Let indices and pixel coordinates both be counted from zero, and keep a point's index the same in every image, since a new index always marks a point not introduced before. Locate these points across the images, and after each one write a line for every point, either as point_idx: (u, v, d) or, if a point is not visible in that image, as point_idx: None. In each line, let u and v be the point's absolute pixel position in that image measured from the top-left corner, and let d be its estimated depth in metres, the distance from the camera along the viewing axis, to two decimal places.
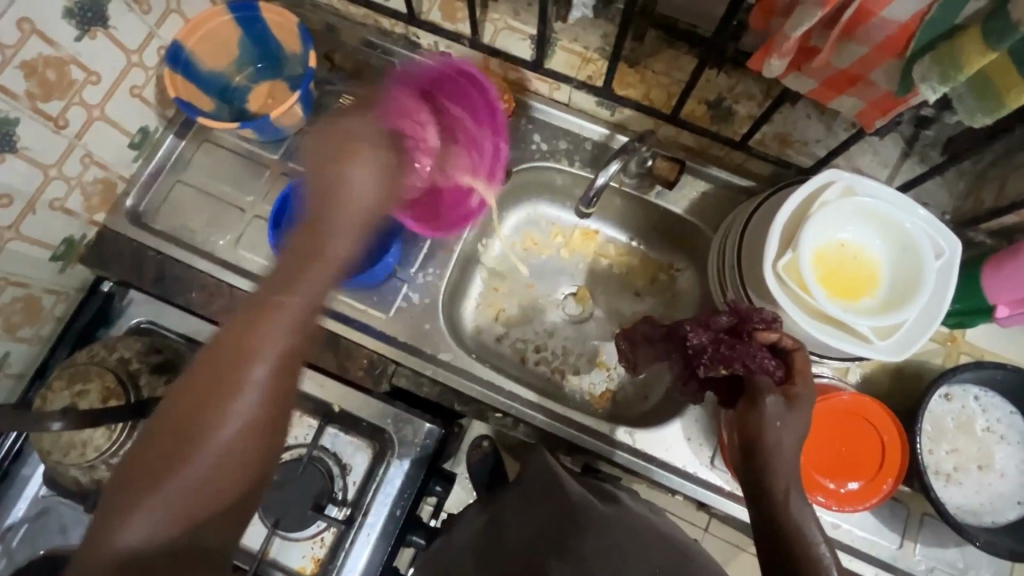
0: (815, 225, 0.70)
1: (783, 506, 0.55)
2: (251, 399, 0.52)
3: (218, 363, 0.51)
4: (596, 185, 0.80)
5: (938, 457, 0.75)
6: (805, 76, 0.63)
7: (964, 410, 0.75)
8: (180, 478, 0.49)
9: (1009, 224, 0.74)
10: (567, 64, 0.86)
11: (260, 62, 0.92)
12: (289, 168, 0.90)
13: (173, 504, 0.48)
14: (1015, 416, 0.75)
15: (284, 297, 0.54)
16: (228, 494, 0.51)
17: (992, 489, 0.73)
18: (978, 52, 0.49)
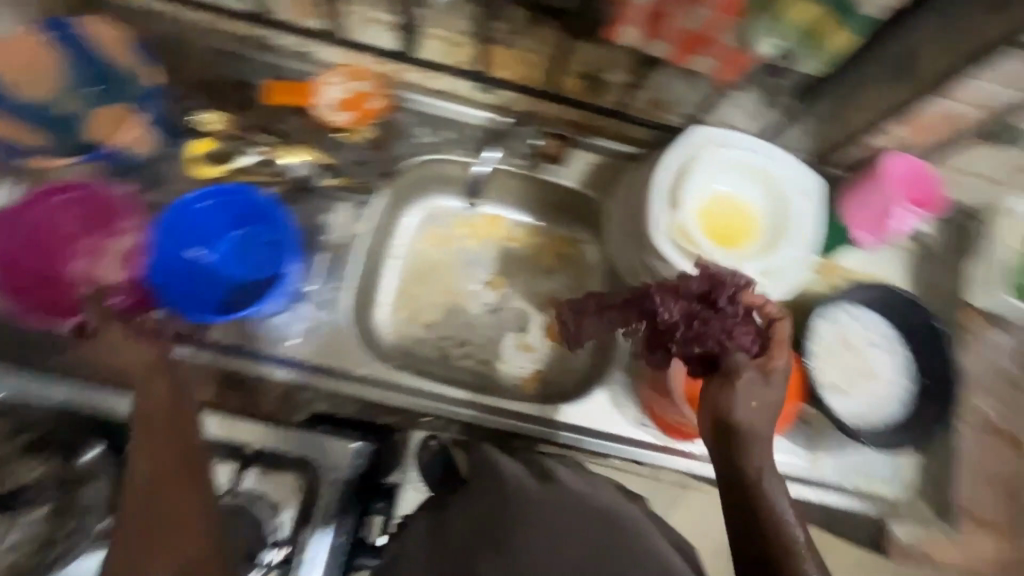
0: (693, 181, 0.74)
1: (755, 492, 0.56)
2: (165, 513, 0.54)
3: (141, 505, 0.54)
4: None
5: (830, 374, 0.82)
6: (661, 40, 0.72)
7: (846, 328, 0.84)
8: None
9: (857, 156, 0.82)
10: (440, 52, 0.83)
11: (98, 85, 0.80)
12: (151, 199, 0.82)
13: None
14: (886, 326, 0.85)
15: (148, 437, 0.59)
16: None
17: (877, 392, 0.83)
18: None
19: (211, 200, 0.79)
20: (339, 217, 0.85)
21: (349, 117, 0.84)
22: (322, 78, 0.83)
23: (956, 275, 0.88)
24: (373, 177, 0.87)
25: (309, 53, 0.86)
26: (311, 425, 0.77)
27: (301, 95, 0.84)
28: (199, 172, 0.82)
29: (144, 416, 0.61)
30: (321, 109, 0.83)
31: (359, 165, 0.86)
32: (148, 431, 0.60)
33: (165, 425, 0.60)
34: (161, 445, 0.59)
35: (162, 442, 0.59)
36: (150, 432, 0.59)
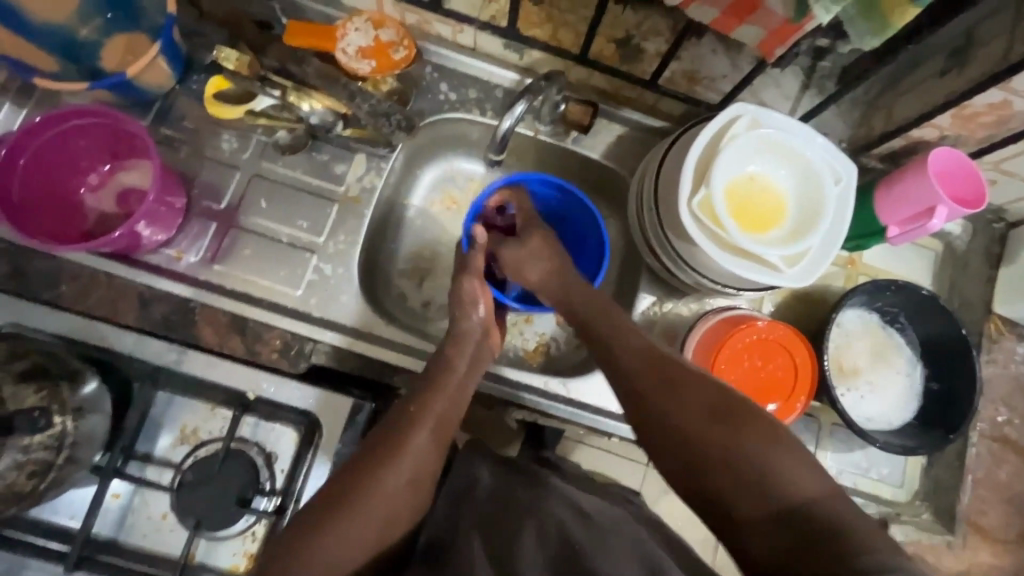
0: (725, 158, 0.71)
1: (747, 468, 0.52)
2: (415, 456, 0.61)
3: (386, 439, 0.61)
4: (502, 129, 0.76)
5: (876, 405, 0.80)
6: (706, 4, 0.60)
7: (851, 337, 0.82)
8: (349, 520, 0.56)
9: (896, 147, 0.78)
10: (467, 4, 0.78)
11: (110, 11, 0.76)
12: (161, 134, 0.80)
13: (340, 553, 0.54)
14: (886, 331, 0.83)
15: (428, 390, 0.66)
16: (391, 513, 0.58)
17: (890, 352, 0.82)
18: (899, 5, 0.50)
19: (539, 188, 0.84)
20: (353, 169, 0.82)
21: (371, 65, 0.79)
22: (346, 21, 0.79)
23: (985, 283, 0.86)
24: (393, 130, 0.80)
25: None
26: (313, 379, 0.76)
27: (323, 38, 0.79)
28: (211, 110, 0.78)
29: (441, 373, 0.68)
30: (344, 56, 0.78)
31: (376, 115, 0.79)
32: (434, 392, 0.66)
33: (447, 393, 0.67)
34: (438, 405, 0.65)
35: (441, 402, 0.66)
36: (437, 390, 0.66)
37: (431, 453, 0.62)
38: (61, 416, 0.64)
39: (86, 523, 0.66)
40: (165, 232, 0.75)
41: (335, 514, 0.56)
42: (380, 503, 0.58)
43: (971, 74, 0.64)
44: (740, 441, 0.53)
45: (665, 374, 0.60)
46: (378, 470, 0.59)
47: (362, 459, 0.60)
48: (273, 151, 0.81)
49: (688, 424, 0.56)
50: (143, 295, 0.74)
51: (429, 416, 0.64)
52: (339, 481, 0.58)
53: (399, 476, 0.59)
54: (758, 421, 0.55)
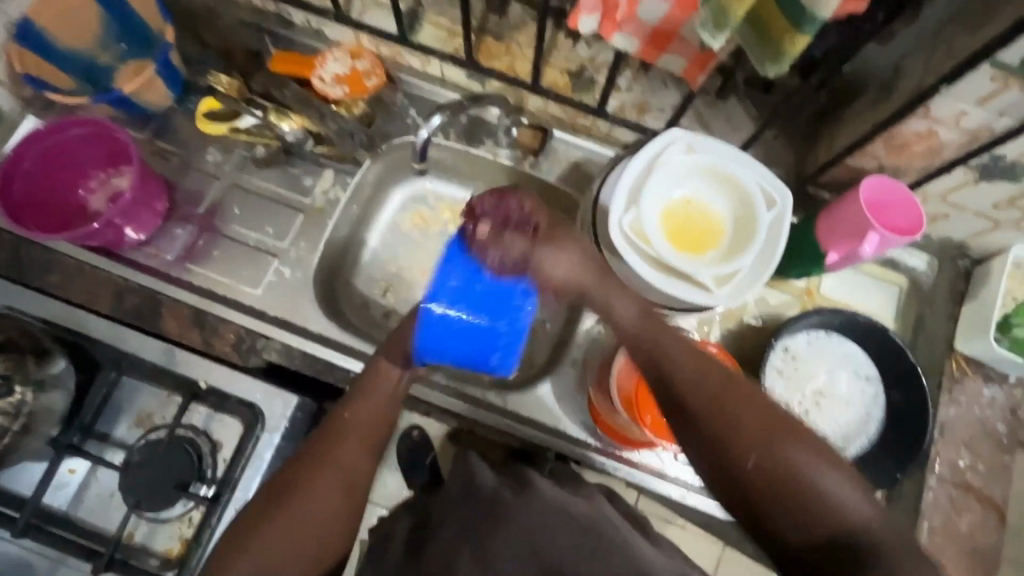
0: (656, 181, 0.73)
1: (807, 461, 0.54)
2: (340, 470, 0.67)
3: (314, 451, 0.68)
4: (420, 138, 0.79)
5: (840, 423, 0.78)
6: (626, 34, 0.62)
7: (798, 360, 0.79)
8: (277, 529, 0.62)
9: (840, 178, 0.78)
10: (434, 38, 0.87)
11: (126, 43, 0.89)
12: (156, 146, 0.89)
13: (270, 558, 0.60)
14: (840, 349, 0.80)
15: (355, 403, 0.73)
16: (323, 523, 0.64)
17: (824, 363, 0.80)
18: (789, 36, 0.53)
19: (463, 276, 0.67)
20: (321, 183, 0.89)
21: (344, 90, 0.87)
22: (325, 53, 0.88)
23: (948, 321, 0.83)
24: (356, 147, 0.89)
25: (319, 31, 0.91)
26: (261, 375, 0.82)
27: (302, 66, 0.88)
28: (200, 126, 0.86)
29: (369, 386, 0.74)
30: (319, 80, 0.87)
31: (343, 134, 0.87)
32: (361, 398, 0.73)
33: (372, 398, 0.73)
34: (364, 413, 0.72)
35: (365, 408, 0.73)
36: (361, 393, 0.73)
37: (357, 462, 0.69)
38: (22, 388, 0.70)
39: (37, 492, 0.71)
40: (145, 232, 0.83)
41: (269, 515, 0.62)
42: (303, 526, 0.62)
43: (896, 102, 0.65)
44: (798, 451, 0.54)
45: (722, 384, 0.59)
46: (303, 482, 0.65)
47: (295, 474, 0.66)
48: (250, 165, 0.89)
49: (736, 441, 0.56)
50: (119, 286, 0.82)
51: (349, 430, 0.70)
52: (261, 503, 0.64)
53: (327, 487, 0.66)
54: (801, 429, 0.56)
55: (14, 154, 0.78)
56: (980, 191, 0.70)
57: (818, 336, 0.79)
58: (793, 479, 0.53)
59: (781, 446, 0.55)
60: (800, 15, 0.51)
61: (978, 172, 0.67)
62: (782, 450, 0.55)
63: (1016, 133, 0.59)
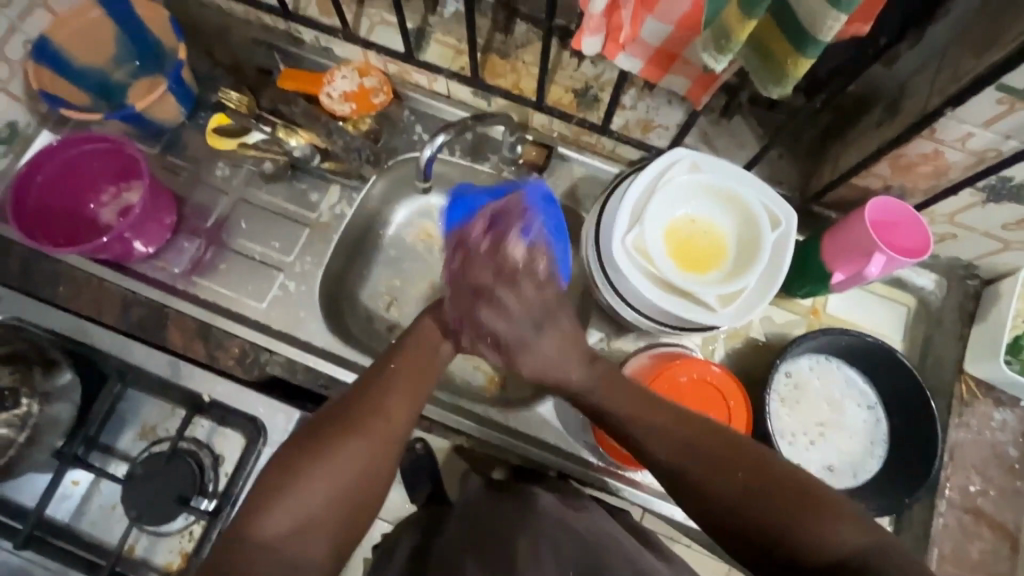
0: (660, 199, 0.73)
1: (786, 523, 0.52)
2: (389, 421, 0.62)
3: (360, 397, 0.63)
4: (423, 157, 0.79)
5: (848, 448, 0.78)
6: (630, 55, 0.62)
7: (801, 385, 0.79)
8: (321, 476, 0.57)
9: (846, 198, 0.77)
10: (441, 56, 0.89)
11: (140, 60, 0.91)
12: (166, 161, 0.90)
13: (314, 501, 0.56)
14: (844, 374, 0.80)
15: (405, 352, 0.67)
16: (367, 475, 0.59)
17: (826, 388, 0.80)
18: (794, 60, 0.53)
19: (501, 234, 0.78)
20: (327, 198, 0.90)
21: (351, 107, 0.88)
22: (335, 69, 0.89)
23: (957, 342, 0.81)
24: (362, 163, 0.89)
25: (329, 49, 0.93)
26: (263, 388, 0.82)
27: (311, 83, 0.89)
28: (212, 142, 0.89)
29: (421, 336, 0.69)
30: (327, 98, 0.88)
31: (349, 150, 0.89)
32: (411, 351, 0.68)
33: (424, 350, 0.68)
34: (414, 365, 0.67)
35: (417, 359, 0.67)
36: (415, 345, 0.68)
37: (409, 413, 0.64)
38: (29, 400, 0.71)
39: (39, 503, 0.72)
40: (153, 245, 0.84)
41: (313, 456, 0.58)
42: (340, 475, 0.57)
43: (901, 123, 0.65)
44: (774, 516, 0.53)
45: (686, 445, 0.58)
46: (349, 429, 0.60)
47: (340, 417, 0.61)
48: (258, 180, 0.90)
49: (738, 505, 0.55)
50: (126, 299, 0.83)
51: (399, 378, 0.65)
52: (301, 443, 0.59)
53: (374, 436, 0.60)
54: (793, 491, 0.54)
55: (27, 170, 0.79)
56: (988, 212, 0.69)
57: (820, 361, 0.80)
58: (773, 540, 0.53)
59: (755, 508, 0.54)
60: (804, 39, 0.51)
61: (986, 194, 0.66)
62: (756, 510, 0.54)
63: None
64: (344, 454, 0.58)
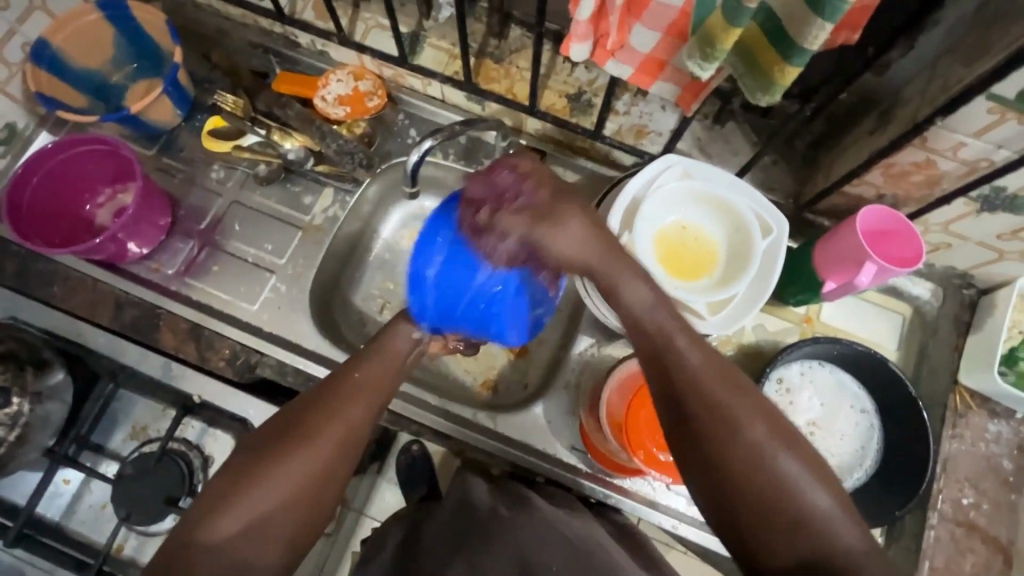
0: (650, 205, 0.73)
1: (809, 506, 0.48)
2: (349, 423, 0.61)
3: (319, 398, 0.62)
4: (410, 164, 0.79)
5: (835, 455, 0.77)
6: (620, 62, 0.62)
7: (793, 390, 0.79)
8: (276, 479, 0.56)
9: (840, 205, 0.77)
10: (435, 60, 0.89)
11: (138, 62, 0.92)
12: (163, 163, 0.91)
13: (268, 506, 0.55)
14: (839, 381, 0.79)
15: (368, 354, 0.67)
16: (322, 479, 0.58)
17: (819, 394, 0.79)
18: (781, 68, 0.52)
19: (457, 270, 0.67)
20: (321, 201, 0.90)
21: (345, 111, 0.89)
22: (329, 73, 0.89)
23: (953, 352, 0.80)
24: (355, 167, 0.89)
25: (324, 53, 0.93)
26: (253, 390, 0.82)
27: (307, 87, 0.90)
28: (206, 144, 0.90)
29: (384, 342, 0.69)
30: (321, 101, 0.89)
31: (342, 154, 0.88)
32: (375, 352, 0.68)
33: (388, 353, 0.68)
34: (376, 368, 0.66)
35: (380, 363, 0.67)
36: (376, 348, 0.68)
37: (369, 414, 0.63)
38: (20, 398, 0.71)
39: (29, 502, 0.72)
40: (148, 246, 0.85)
41: (268, 460, 0.57)
42: (294, 476, 0.57)
43: (892, 131, 0.64)
44: (799, 498, 0.49)
45: (724, 401, 0.52)
46: (303, 433, 0.59)
47: (295, 419, 0.60)
48: (253, 182, 0.90)
49: (733, 408, 0.52)
50: (120, 299, 0.83)
51: (358, 381, 0.64)
52: (259, 445, 0.59)
53: (331, 440, 0.59)
54: (817, 468, 0.50)
55: (22, 171, 0.80)
56: (982, 222, 0.68)
57: (812, 367, 0.79)
58: (786, 523, 0.48)
59: (779, 486, 0.49)
60: (789, 47, 0.50)
61: (980, 203, 0.66)
62: (776, 486, 0.49)
63: (1016, 165, 0.58)
64: (297, 459, 0.57)
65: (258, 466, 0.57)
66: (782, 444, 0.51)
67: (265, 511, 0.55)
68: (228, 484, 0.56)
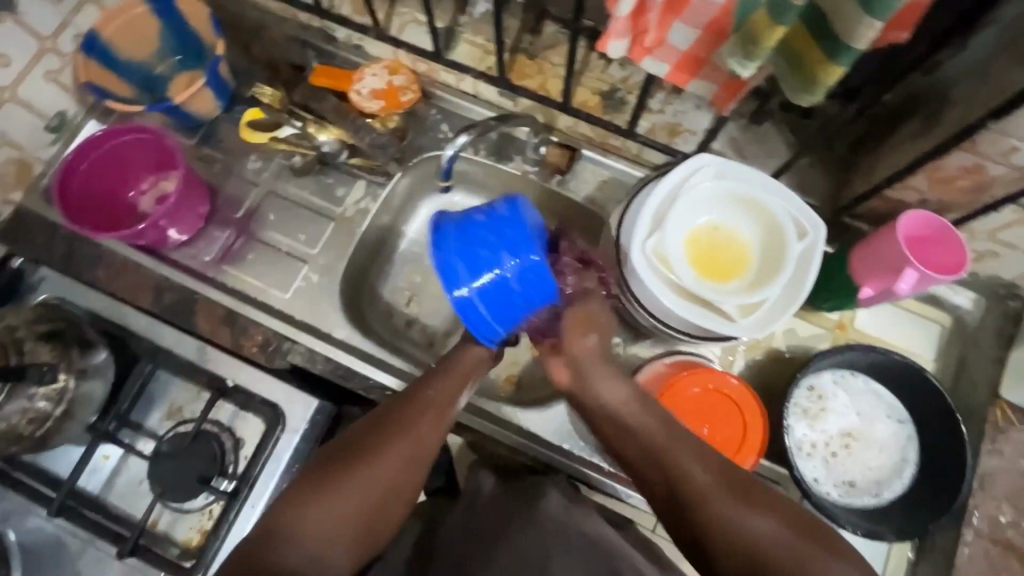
0: (683, 204, 0.72)
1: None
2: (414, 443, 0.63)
3: (387, 417, 0.65)
4: (444, 156, 0.80)
5: (870, 468, 0.75)
6: (656, 59, 0.61)
7: (826, 399, 0.77)
8: (342, 493, 0.59)
9: (879, 210, 0.75)
10: (469, 56, 0.89)
11: (181, 54, 0.95)
12: (203, 153, 0.94)
13: (335, 516, 0.58)
14: (873, 391, 0.78)
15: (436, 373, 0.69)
16: (385, 496, 0.61)
17: (851, 404, 0.77)
18: (824, 68, 0.51)
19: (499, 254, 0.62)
20: (353, 193, 0.92)
21: (380, 105, 0.90)
22: (364, 67, 0.91)
23: (993, 365, 0.78)
24: (388, 160, 0.91)
25: (360, 47, 0.95)
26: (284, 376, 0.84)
27: (340, 80, 0.91)
28: (244, 136, 0.89)
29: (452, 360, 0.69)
30: (356, 95, 0.90)
31: (375, 147, 0.91)
32: (445, 371, 0.68)
33: (458, 372, 0.68)
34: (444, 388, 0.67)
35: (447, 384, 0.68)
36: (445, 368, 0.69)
37: (434, 436, 0.65)
38: (66, 374, 0.74)
39: (73, 474, 0.76)
40: (187, 233, 0.87)
41: (337, 475, 0.60)
42: (381, 476, 0.61)
43: (938, 135, 0.62)
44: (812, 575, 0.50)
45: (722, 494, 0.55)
46: (371, 452, 0.62)
47: (363, 437, 0.63)
48: (288, 174, 0.92)
49: (674, 451, 0.58)
50: (159, 284, 0.86)
51: (426, 401, 0.66)
52: (327, 461, 0.62)
53: (396, 460, 0.62)
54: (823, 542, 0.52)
55: (73, 158, 0.83)
56: None
57: (844, 376, 0.77)
58: None
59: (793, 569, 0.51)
60: (834, 46, 0.49)
61: None
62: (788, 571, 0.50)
63: None
64: (363, 477, 0.60)
65: (326, 479, 0.60)
66: (785, 526, 0.53)
67: (331, 521, 0.58)
68: (296, 492, 0.60)
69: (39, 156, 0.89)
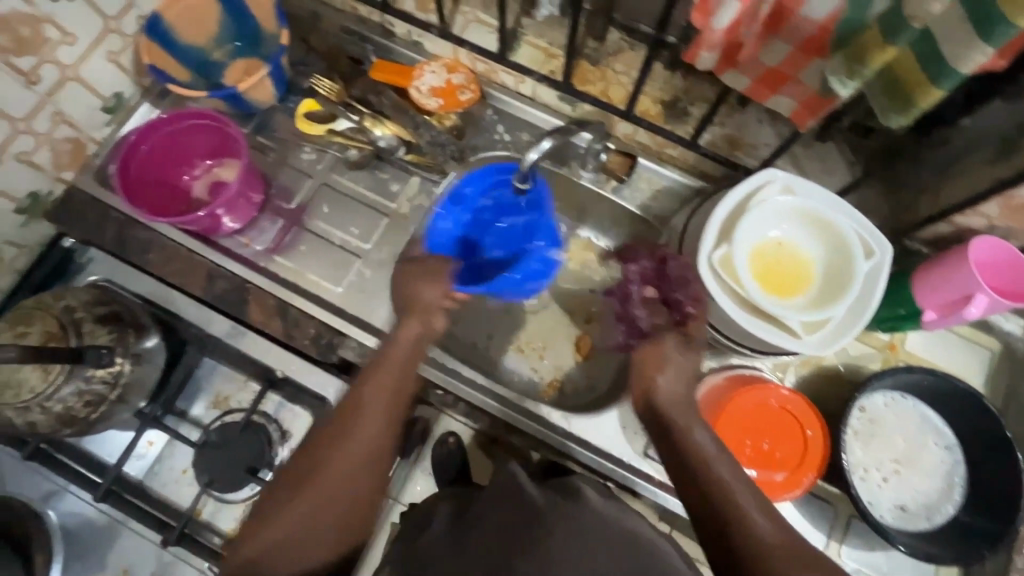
0: (752, 218, 0.72)
1: None
2: (342, 440, 0.64)
3: (334, 426, 0.66)
4: (527, 160, 0.76)
5: (920, 490, 0.76)
6: (740, 73, 0.62)
7: (879, 422, 0.78)
8: (269, 513, 0.62)
9: (943, 234, 0.75)
10: (531, 59, 0.89)
11: (239, 41, 0.94)
12: (256, 141, 0.93)
13: (277, 535, 0.61)
14: (924, 414, 0.79)
15: (371, 373, 0.68)
16: (339, 492, 0.63)
17: (903, 427, 0.78)
18: (922, 90, 0.52)
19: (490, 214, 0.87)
20: (407, 189, 0.91)
21: (438, 103, 0.89)
22: (423, 64, 0.90)
23: None
24: (447, 158, 0.92)
25: (419, 44, 0.94)
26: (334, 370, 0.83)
27: (401, 76, 0.90)
28: (300, 126, 0.91)
29: (388, 354, 0.69)
30: (416, 92, 0.89)
31: (434, 145, 0.91)
32: (380, 369, 0.68)
33: (384, 367, 0.68)
34: (387, 381, 0.67)
35: (387, 375, 0.68)
36: (376, 365, 0.68)
37: (387, 426, 0.66)
38: (122, 359, 0.73)
39: (119, 460, 0.75)
40: (240, 222, 0.86)
41: (289, 499, 0.62)
42: (331, 492, 0.63)
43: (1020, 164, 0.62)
44: None
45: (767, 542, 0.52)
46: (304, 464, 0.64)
47: (310, 454, 0.64)
48: (342, 167, 0.92)
49: (736, 495, 0.56)
50: (210, 272, 0.86)
51: (357, 400, 0.66)
52: (289, 480, 0.64)
53: (334, 462, 0.63)
54: None
55: (134, 139, 0.83)
56: None
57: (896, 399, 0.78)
58: None
59: None
60: (937, 69, 0.50)
61: None
62: None
63: None
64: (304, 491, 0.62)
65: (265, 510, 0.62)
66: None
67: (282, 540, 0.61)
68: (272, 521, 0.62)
69: (94, 137, 0.88)
